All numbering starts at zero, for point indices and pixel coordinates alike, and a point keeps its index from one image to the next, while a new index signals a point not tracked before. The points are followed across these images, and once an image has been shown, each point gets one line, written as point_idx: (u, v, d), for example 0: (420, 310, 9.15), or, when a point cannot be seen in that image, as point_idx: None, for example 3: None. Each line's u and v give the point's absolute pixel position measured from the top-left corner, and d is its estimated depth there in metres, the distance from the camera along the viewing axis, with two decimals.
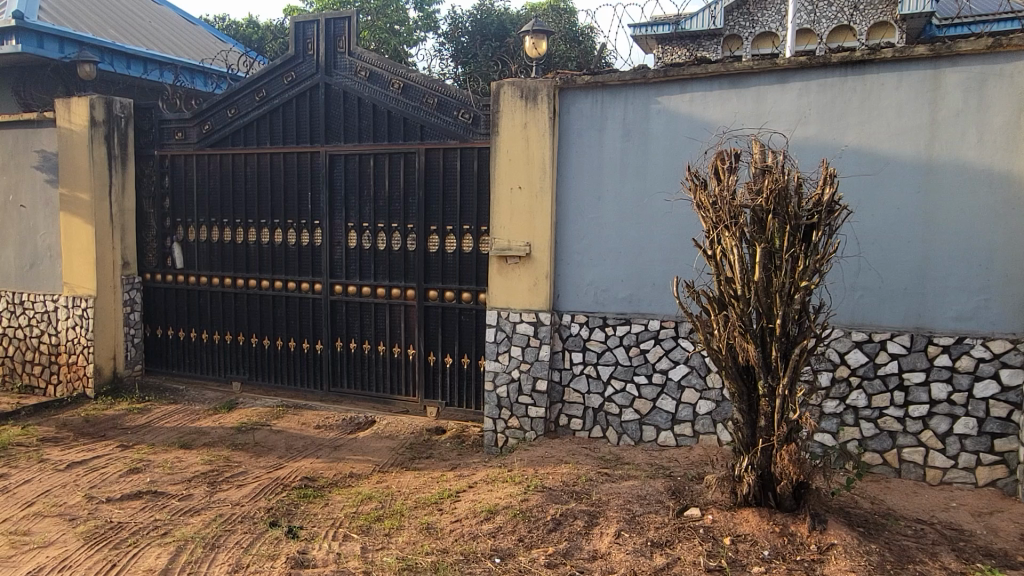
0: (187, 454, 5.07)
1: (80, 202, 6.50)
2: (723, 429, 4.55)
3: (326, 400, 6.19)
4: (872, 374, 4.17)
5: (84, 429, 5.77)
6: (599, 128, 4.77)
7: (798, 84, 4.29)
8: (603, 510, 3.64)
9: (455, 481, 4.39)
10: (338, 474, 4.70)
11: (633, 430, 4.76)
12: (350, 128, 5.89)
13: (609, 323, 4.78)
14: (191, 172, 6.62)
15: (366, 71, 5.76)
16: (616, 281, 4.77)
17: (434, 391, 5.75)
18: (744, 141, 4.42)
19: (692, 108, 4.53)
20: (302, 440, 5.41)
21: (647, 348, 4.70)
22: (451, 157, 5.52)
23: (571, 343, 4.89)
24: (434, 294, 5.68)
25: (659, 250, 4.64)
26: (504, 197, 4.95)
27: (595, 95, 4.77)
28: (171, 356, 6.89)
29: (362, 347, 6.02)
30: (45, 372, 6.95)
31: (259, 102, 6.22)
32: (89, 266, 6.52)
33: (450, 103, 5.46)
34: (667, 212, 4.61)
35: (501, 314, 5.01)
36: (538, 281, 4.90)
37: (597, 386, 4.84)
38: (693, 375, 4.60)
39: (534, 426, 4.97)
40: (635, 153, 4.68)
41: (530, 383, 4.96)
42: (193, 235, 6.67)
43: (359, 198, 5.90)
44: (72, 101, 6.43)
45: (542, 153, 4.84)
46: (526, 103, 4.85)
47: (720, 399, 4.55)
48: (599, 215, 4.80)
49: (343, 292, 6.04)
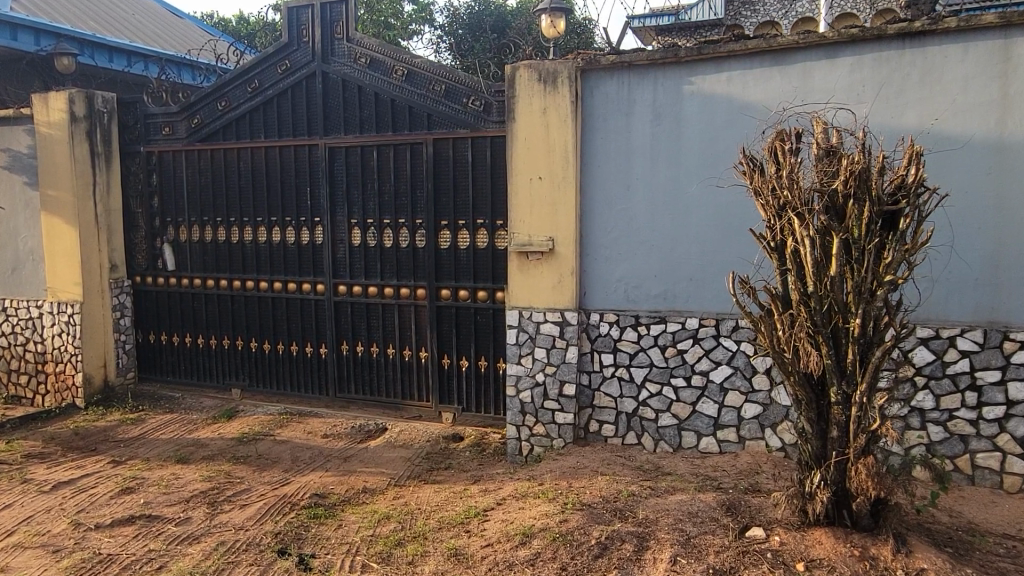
0: (184, 471, 4.66)
1: (62, 202, 6.06)
2: (772, 435, 4.15)
3: (332, 407, 5.79)
4: (940, 374, 3.77)
5: (73, 444, 5.35)
6: (625, 112, 4.32)
7: (849, 59, 3.83)
8: (652, 531, 3.22)
9: (481, 496, 3.98)
10: (350, 490, 4.29)
11: (671, 435, 4.36)
12: (350, 119, 5.47)
13: (642, 321, 4.38)
14: (180, 170, 6.19)
15: (366, 58, 5.34)
16: (649, 276, 4.36)
17: (450, 396, 5.34)
18: (804, 120, 3.92)
19: (730, 88, 4.08)
20: (309, 452, 5.01)
21: (684, 348, 4.30)
22: (461, 147, 5.11)
23: (601, 344, 4.49)
24: (446, 293, 5.27)
25: (697, 241, 4.22)
26: (523, 188, 4.52)
27: (620, 76, 4.32)
28: (165, 362, 6.47)
29: (369, 350, 5.61)
30: (32, 382, 6.53)
31: (252, 93, 5.77)
32: (73, 270, 6.09)
33: (458, 90, 5.06)
34: (705, 200, 4.18)
35: (523, 313, 4.60)
36: (562, 278, 4.49)
37: (630, 389, 4.44)
38: (737, 376, 4.20)
39: (562, 433, 4.56)
40: (667, 138, 4.24)
41: (556, 387, 4.55)
42: (185, 236, 6.25)
43: (363, 192, 5.48)
44: (49, 96, 5.99)
45: (564, 139, 4.39)
46: (545, 87, 4.41)
47: (768, 402, 4.15)
48: (628, 206, 4.37)
49: (348, 293, 5.63)
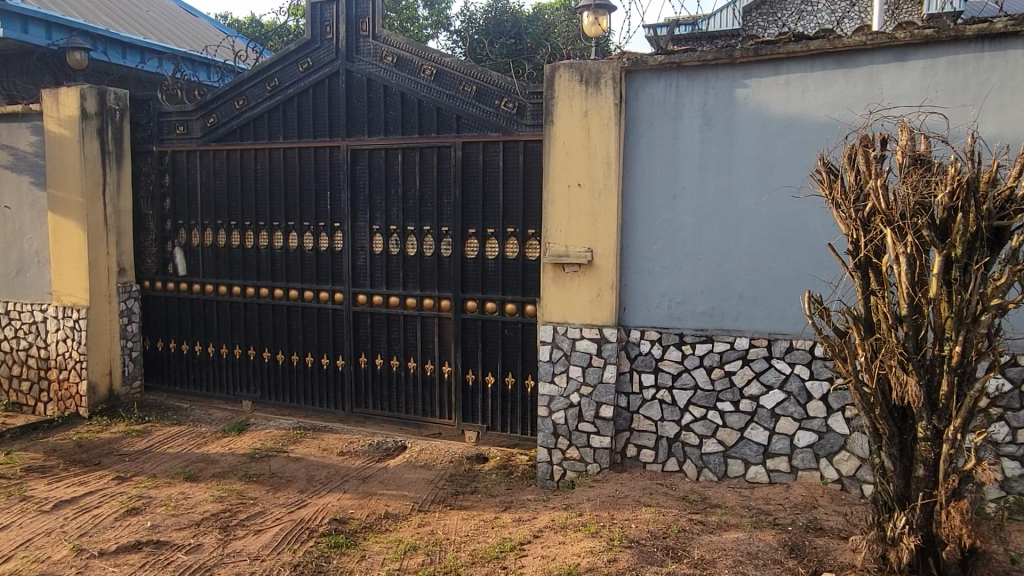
0: (193, 490, 4.37)
1: (70, 203, 5.81)
2: (828, 466, 3.86)
3: (347, 422, 5.50)
4: (1018, 404, 3.47)
5: (76, 457, 5.07)
6: (673, 116, 4.05)
7: (921, 62, 3.57)
8: (711, 573, 2.93)
9: (515, 527, 3.68)
10: (371, 515, 3.99)
11: (716, 463, 4.07)
12: (374, 119, 5.20)
13: (687, 340, 4.09)
14: (194, 171, 5.94)
15: (393, 56, 5.08)
16: (695, 291, 4.08)
17: (474, 414, 5.06)
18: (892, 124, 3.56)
19: (789, 92, 3.81)
20: (325, 471, 4.72)
21: (733, 369, 4.01)
22: (492, 152, 4.84)
23: (641, 363, 4.20)
24: (472, 305, 4.99)
25: (748, 256, 3.95)
26: (561, 197, 4.24)
27: (668, 78, 4.04)
28: (174, 371, 6.20)
29: (389, 364, 5.33)
30: (34, 389, 6.26)
31: (271, 92, 5.51)
32: (80, 273, 5.83)
33: (491, 91, 4.79)
34: (758, 212, 3.91)
35: (557, 329, 4.32)
36: (602, 292, 4.20)
37: (673, 413, 4.15)
38: (790, 402, 3.91)
39: (598, 458, 4.27)
40: (718, 145, 3.96)
41: (592, 408, 4.26)
42: (197, 240, 5.99)
43: (386, 197, 5.20)
44: (60, 91, 5.75)
45: (607, 144, 4.12)
46: (586, 89, 4.14)
47: (824, 430, 3.86)
48: (674, 217, 4.09)
49: (368, 302, 5.35)
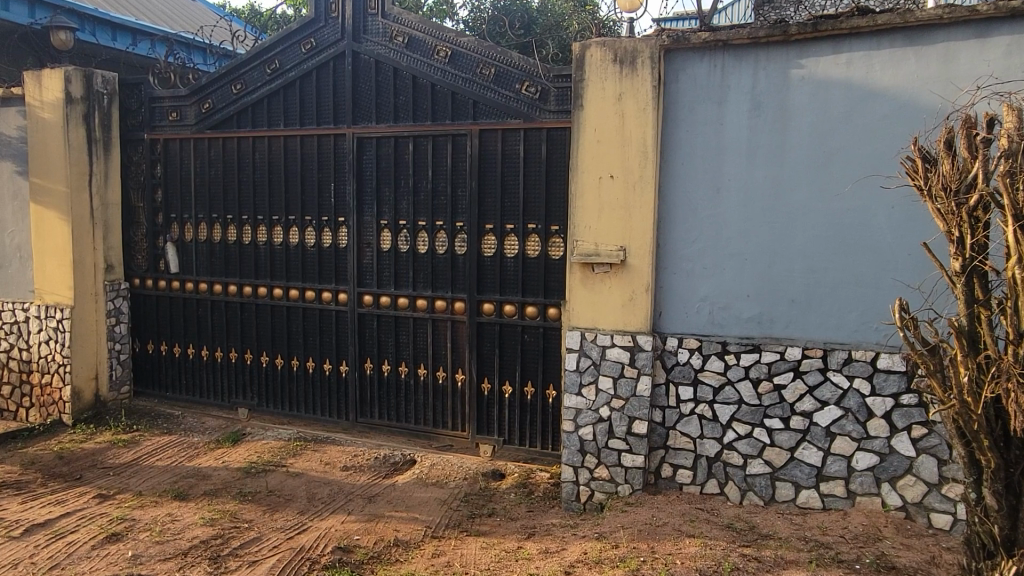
0: (182, 510, 3.97)
1: (54, 194, 5.39)
2: (890, 491, 3.44)
3: (351, 433, 5.09)
4: None
5: (55, 471, 4.67)
6: (718, 99, 3.64)
7: (1005, 39, 3.19)
8: None
9: (542, 560, 3.27)
10: (378, 542, 3.58)
11: (762, 486, 3.66)
12: (383, 105, 4.79)
13: (731, 349, 3.69)
14: (189, 160, 5.52)
15: (404, 36, 4.66)
16: (741, 295, 3.67)
17: (489, 426, 4.66)
18: (996, 103, 3.16)
19: (851, 73, 3.41)
20: (327, 489, 4.31)
21: (783, 383, 3.60)
22: (512, 140, 4.44)
23: (678, 375, 3.79)
24: (489, 308, 4.59)
25: (801, 256, 3.54)
26: (591, 189, 3.83)
27: (712, 57, 3.63)
28: (164, 376, 5.79)
29: (397, 371, 4.92)
30: (16, 394, 5.85)
31: (271, 75, 5.10)
32: (64, 270, 5.42)
33: (510, 74, 4.38)
34: (814, 208, 3.51)
35: (586, 336, 3.91)
36: (635, 295, 3.79)
37: (714, 430, 3.74)
38: (848, 420, 3.49)
39: (630, 479, 3.86)
40: (769, 132, 3.56)
41: (624, 423, 3.85)
42: (191, 235, 5.57)
43: (395, 189, 4.80)
44: (44, 74, 5.34)
45: (644, 130, 3.70)
46: (620, 69, 3.72)
47: (887, 451, 3.44)
48: (717, 212, 3.67)
49: (374, 304, 4.94)
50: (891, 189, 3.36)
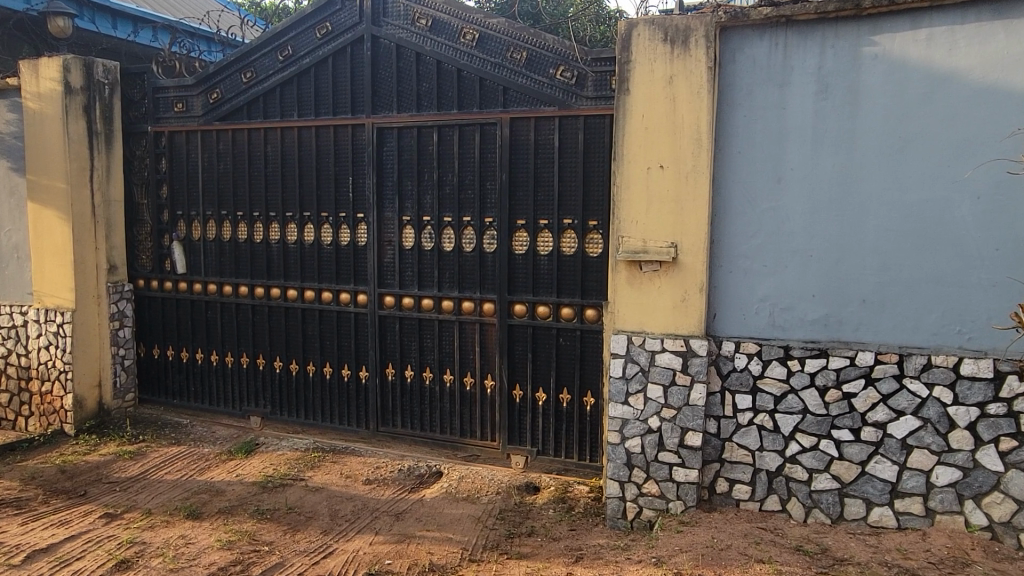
0: (196, 531, 3.67)
1: (53, 191, 5.07)
2: (974, 510, 3.14)
3: (371, 443, 4.78)
4: None
5: (58, 486, 4.37)
6: (780, 82, 3.33)
7: None
8: None
9: None
10: (412, 568, 3.28)
11: (829, 503, 3.36)
12: (404, 93, 4.47)
13: (794, 354, 3.38)
14: (195, 154, 5.20)
15: (427, 19, 4.34)
16: (805, 296, 3.36)
17: (521, 436, 4.35)
18: None
19: (931, 50, 3.10)
20: (351, 505, 4.00)
21: (853, 391, 3.30)
22: (546, 130, 4.12)
23: (735, 382, 3.49)
24: (521, 309, 4.28)
25: (874, 253, 3.24)
26: (639, 180, 3.51)
27: (774, 36, 3.32)
28: (171, 382, 5.48)
29: (421, 377, 4.62)
30: (14, 403, 5.53)
31: (283, 63, 4.79)
32: (64, 271, 5.10)
33: (543, 57, 4.06)
34: (889, 199, 3.20)
35: (633, 340, 3.60)
36: (687, 295, 3.48)
37: (775, 442, 3.43)
38: (927, 431, 3.19)
39: (682, 495, 3.56)
40: (837, 117, 3.25)
41: (675, 435, 3.54)
42: (198, 234, 5.26)
43: (418, 183, 4.49)
44: (40, 62, 5.01)
45: (698, 115, 3.39)
46: (671, 49, 3.41)
47: (970, 465, 3.14)
48: (779, 204, 3.36)
49: (396, 305, 4.63)
50: (1001, 176, 3.03)
